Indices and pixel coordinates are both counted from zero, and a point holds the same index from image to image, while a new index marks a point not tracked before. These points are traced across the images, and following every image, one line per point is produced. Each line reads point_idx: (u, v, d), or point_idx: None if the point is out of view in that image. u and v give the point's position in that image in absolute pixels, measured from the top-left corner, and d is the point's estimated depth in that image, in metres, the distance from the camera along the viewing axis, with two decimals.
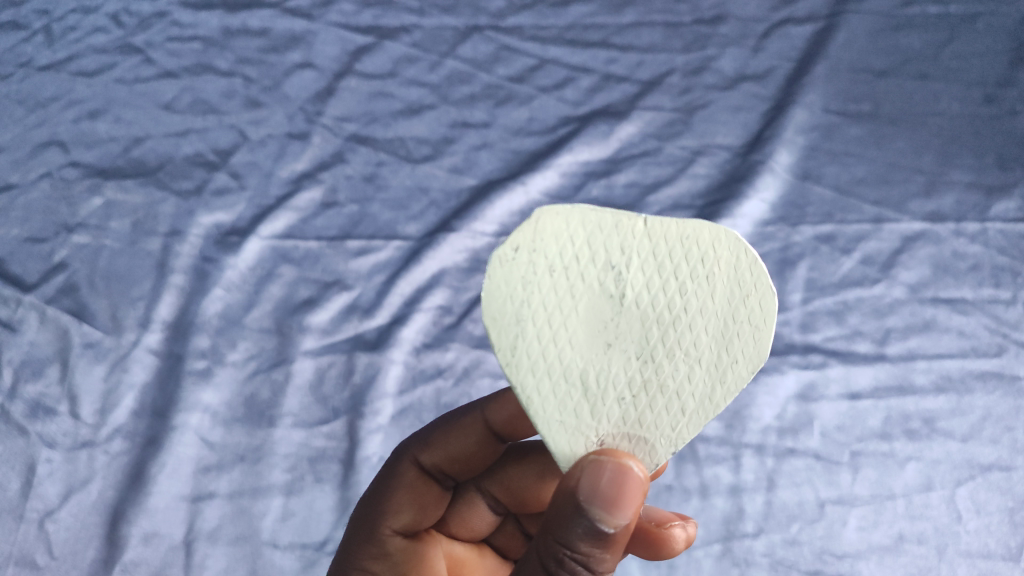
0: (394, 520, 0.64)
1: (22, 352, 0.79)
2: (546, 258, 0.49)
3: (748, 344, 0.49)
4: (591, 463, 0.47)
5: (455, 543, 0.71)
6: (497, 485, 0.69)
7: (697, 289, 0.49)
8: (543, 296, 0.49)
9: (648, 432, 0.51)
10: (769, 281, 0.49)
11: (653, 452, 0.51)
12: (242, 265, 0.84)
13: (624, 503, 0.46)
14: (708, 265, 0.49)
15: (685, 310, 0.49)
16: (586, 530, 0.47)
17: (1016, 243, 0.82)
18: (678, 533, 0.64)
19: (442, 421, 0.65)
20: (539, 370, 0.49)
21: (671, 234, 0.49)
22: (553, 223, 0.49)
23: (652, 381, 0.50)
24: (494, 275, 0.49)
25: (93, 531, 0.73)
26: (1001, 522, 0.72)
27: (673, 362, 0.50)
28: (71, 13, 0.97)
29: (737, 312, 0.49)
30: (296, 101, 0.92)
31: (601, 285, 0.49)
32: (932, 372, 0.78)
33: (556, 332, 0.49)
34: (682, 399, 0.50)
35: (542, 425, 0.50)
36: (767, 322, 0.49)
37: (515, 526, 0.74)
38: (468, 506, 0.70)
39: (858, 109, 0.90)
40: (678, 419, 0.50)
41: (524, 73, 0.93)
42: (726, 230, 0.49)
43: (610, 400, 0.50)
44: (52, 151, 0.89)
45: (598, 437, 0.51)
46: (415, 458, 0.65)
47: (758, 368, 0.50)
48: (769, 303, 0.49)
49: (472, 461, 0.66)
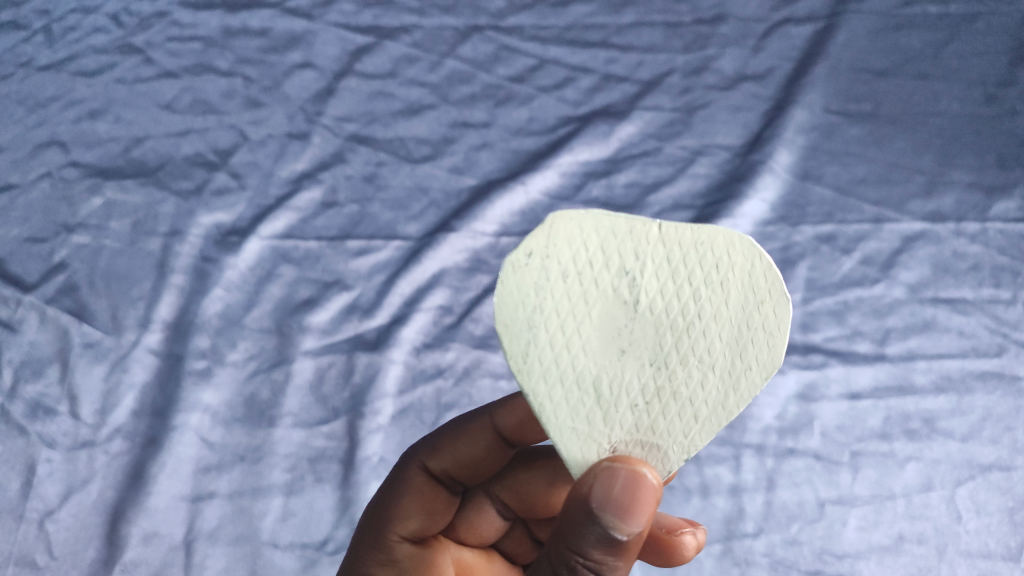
0: (402, 526, 0.64)
1: (22, 352, 0.79)
2: (559, 264, 0.49)
3: (762, 351, 0.49)
4: (603, 470, 0.47)
5: (464, 549, 0.70)
6: (505, 490, 0.69)
7: (711, 295, 0.49)
8: (555, 302, 0.49)
9: (661, 440, 0.51)
10: (784, 287, 0.49)
11: (666, 460, 0.51)
12: (242, 265, 0.84)
13: (636, 510, 0.46)
14: (722, 270, 0.49)
15: (699, 317, 0.49)
16: (599, 537, 0.47)
17: (1016, 243, 0.82)
18: (689, 540, 0.64)
19: (450, 426, 0.66)
20: (551, 377, 0.49)
21: (685, 240, 0.49)
22: (566, 228, 0.49)
23: (665, 388, 0.50)
24: (507, 281, 0.49)
25: (93, 531, 0.73)
26: (1001, 522, 0.72)
27: (687, 369, 0.49)
28: (71, 13, 0.97)
29: (752, 318, 0.49)
30: (296, 101, 0.92)
31: (615, 291, 0.49)
32: (932, 372, 0.78)
33: (569, 339, 0.49)
34: (696, 407, 0.50)
35: (554, 432, 0.50)
36: (781, 329, 0.49)
37: (523, 531, 0.73)
38: (476, 511, 0.69)
39: (858, 109, 0.90)
40: (692, 426, 0.50)
41: (524, 73, 0.93)
42: (741, 236, 0.49)
43: (623, 407, 0.50)
44: (52, 151, 0.89)
45: (611, 444, 0.51)
46: (422, 464, 0.66)
47: (772, 375, 0.50)
48: (785, 310, 0.49)
49: (481, 466, 0.65)
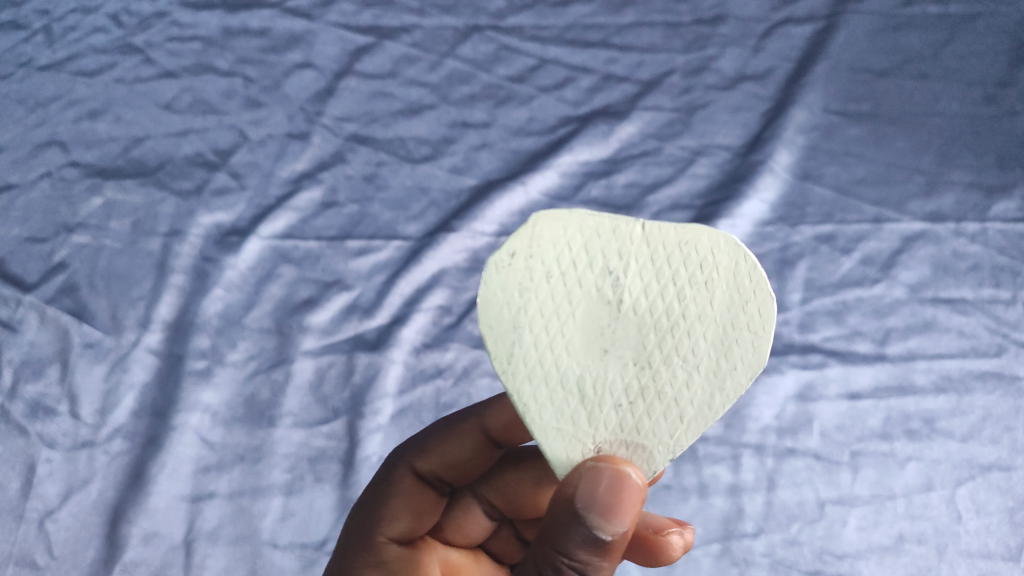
0: (389, 528, 0.64)
1: (22, 352, 0.79)
2: (542, 264, 0.49)
3: (748, 351, 0.49)
4: (588, 470, 0.47)
5: (451, 549, 0.70)
6: (492, 490, 0.68)
7: (695, 295, 0.49)
8: (539, 302, 0.49)
9: (646, 440, 0.50)
10: (768, 287, 0.49)
11: (651, 460, 0.51)
12: (242, 265, 0.84)
13: (621, 510, 0.46)
14: (707, 270, 0.49)
15: (683, 317, 0.49)
16: (584, 538, 0.47)
17: (1016, 243, 0.82)
18: (676, 539, 0.64)
19: (437, 427, 0.66)
20: (535, 377, 0.49)
21: (669, 240, 0.49)
22: (550, 229, 0.49)
23: (649, 388, 0.50)
24: (491, 281, 0.49)
25: (93, 531, 0.73)
26: (1001, 522, 0.72)
27: (671, 368, 0.49)
28: (71, 13, 0.97)
29: (737, 318, 0.49)
30: (296, 101, 0.92)
31: (598, 291, 0.49)
32: (932, 372, 0.78)
33: (553, 339, 0.49)
34: (681, 407, 0.50)
35: (538, 432, 0.50)
36: (766, 328, 0.49)
37: (510, 531, 0.73)
38: (463, 511, 0.69)
39: (858, 109, 0.90)
40: (677, 426, 0.50)
41: (524, 73, 0.93)
42: (725, 236, 0.49)
43: (607, 407, 0.50)
44: (52, 151, 0.89)
45: (595, 444, 0.50)
46: (410, 465, 0.66)
47: (758, 375, 0.49)
48: (769, 309, 0.48)
49: (468, 467, 0.65)
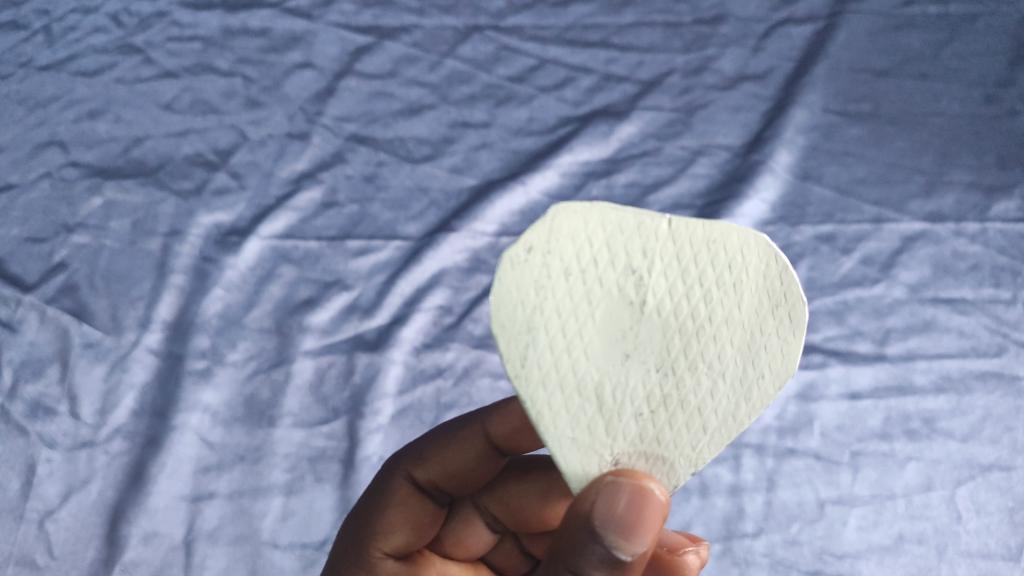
0: (386, 542, 0.63)
1: (22, 352, 0.79)
2: (561, 260, 0.48)
3: (775, 358, 0.50)
4: (608, 485, 0.47)
5: (450, 562, 0.70)
6: (495, 502, 0.68)
7: (723, 297, 0.49)
8: (557, 302, 0.48)
9: (667, 451, 0.51)
10: (799, 290, 0.49)
11: (672, 472, 0.51)
12: (242, 264, 0.84)
13: (641, 529, 0.47)
14: (735, 271, 0.49)
15: (710, 321, 0.49)
16: (601, 557, 0.47)
17: (1016, 243, 0.82)
18: (692, 559, 0.63)
19: (438, 434, 0.65)
20: (551, 383, 0.49)
21: (696, 238, 0.49)
22: (570, 222, 0.48)
23: (672, 396, 0.50)
24: (505, 277, 0.48)
25: (93, 531, 0.73)
26: (1001, 522, 0.72)
27: (695, 375, 0.50)
28: (71, 14, 0.97)
29: (765, 324, 0.50)
30: (296, 101, 0.92)
31: (620, 291, 0.49)
32: (932, 372, 0.78)
33: (570, 342, 0.49)
34: (704, 416, 0.50)
35: (553, 442, 0.50)
36: (796, 334, 0.49)
37: (513, 544, 0.73)
38: (464, 524, 0.69)
39: (858, 109, 0.90)
40: (699, 437, 0.51)
41: (523, 73, 0.93)
42: (754, 236, 0.49)
43: (627, 416, 0.50)
44: (51, 152, 0.89)
45: (613, 456, 0.51)
46: (408, 474, 0.65)
47: (783, 384, 0.50)
48: (798, 314, 0.49)
49: (470, 477, 0.65)
